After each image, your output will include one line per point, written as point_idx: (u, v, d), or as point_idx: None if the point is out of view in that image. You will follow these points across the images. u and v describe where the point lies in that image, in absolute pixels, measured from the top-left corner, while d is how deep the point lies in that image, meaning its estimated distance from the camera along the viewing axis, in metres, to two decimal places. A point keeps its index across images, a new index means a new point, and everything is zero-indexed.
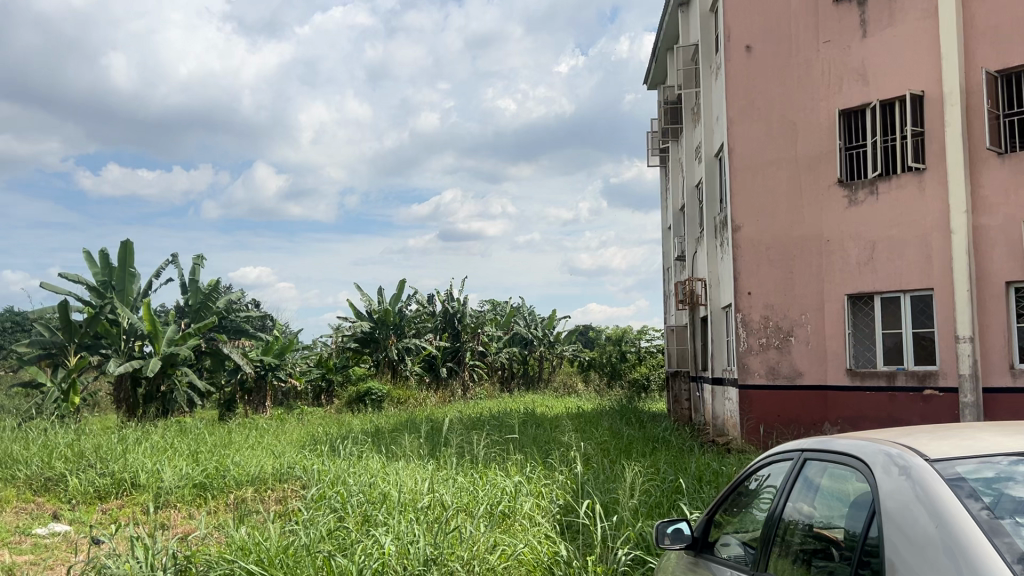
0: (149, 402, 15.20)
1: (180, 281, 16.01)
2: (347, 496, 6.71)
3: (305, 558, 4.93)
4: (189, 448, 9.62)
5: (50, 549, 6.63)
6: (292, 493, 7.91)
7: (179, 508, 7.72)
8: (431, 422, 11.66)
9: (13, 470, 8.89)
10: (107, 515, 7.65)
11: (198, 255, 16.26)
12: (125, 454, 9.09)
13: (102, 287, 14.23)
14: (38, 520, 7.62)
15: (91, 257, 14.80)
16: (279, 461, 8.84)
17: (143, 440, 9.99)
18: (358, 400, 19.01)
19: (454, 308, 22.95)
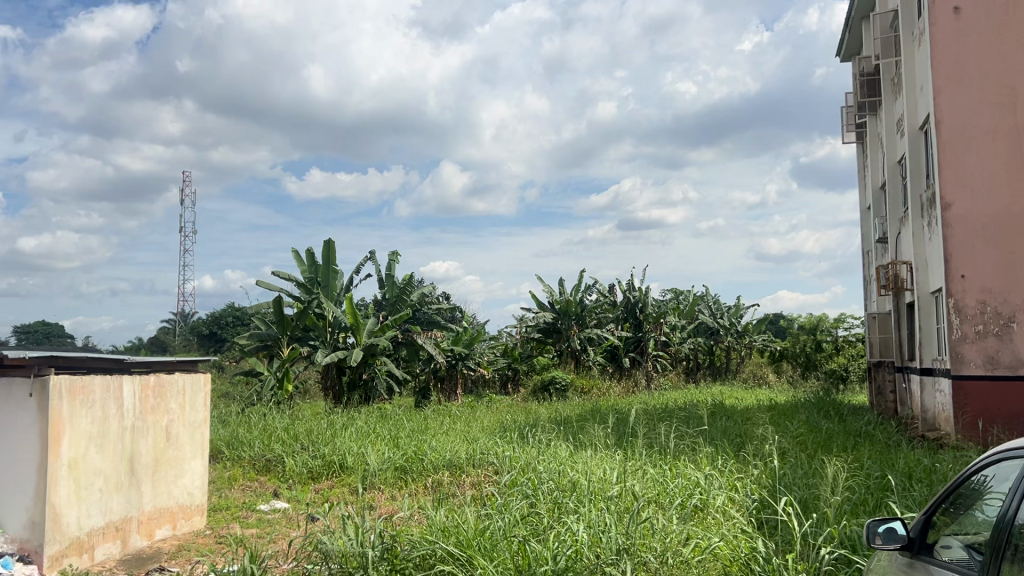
0: (353, 389, 16.21)
1: (378, 276, 16.93)
2: (538, 482, 6.83)
3: (501, 543, 5.08)
4: (389, 433, 10.19)
5: (273, 523, 7.26)
6: (485, 478, 8.18)
7: (383, 489, 8.22)
8: (618, 412, 11.63)
9: (239, 451, 9.82)
10: (320, 494, 8.28)
11: (393, 251, 17.14)
12: (333, 438, 9.77)
13: (310, 283, 15.34)
14: (261, 497, 8.38)
15: (299, 256, 15.97)
16: (472, 447, 9.14)
17: (349, 425, 10.69)
18: (544, 389, 19.31)
19: (636, 298, 22.74)
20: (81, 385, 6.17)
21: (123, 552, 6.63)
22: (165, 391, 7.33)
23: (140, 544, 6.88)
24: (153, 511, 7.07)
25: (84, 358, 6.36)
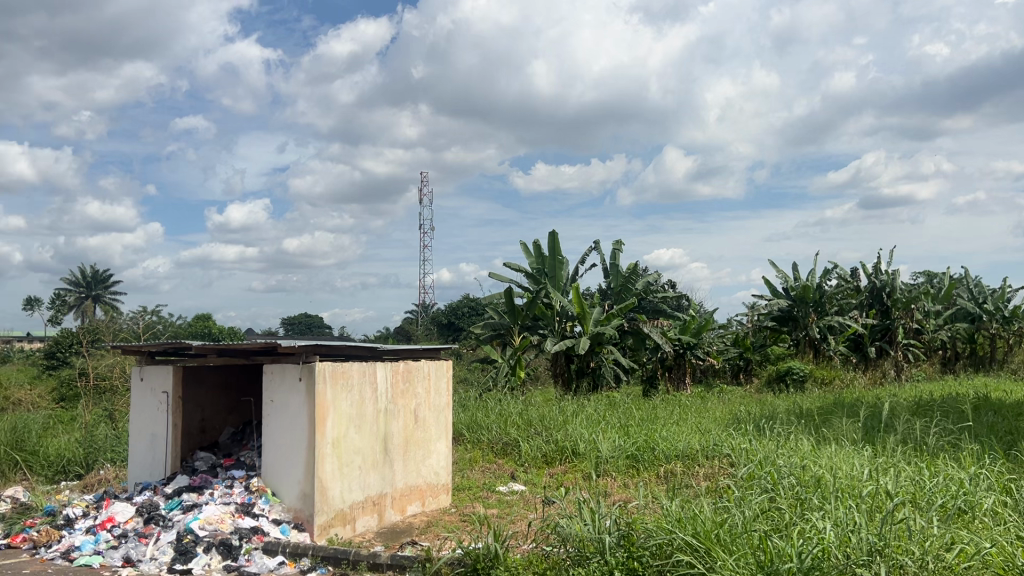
0: (582, 376, 16.47)
1: (604, 266, 17.04)
2: (777, 477, 6.56)
3: (741, 536, 4.94)
4: (619, 422, 10.24)
5: (512, 505, 7.55)
6: (721, 471, 7.99)
7: (616, 477, 8.30)
8: (865, 406, 10.86)
9: (478, 434, 10.33)
10: (555, 479, 8.52)
11: (618, 240, 17.14)
12: (566, 424, 9.97)
13: (537, 274, 15.86)
14: (500, 479, 8.76)
15: (527, 248, 16.46)
16: (706, 438, 8.95)
17: (580, 412, 10.90)
18: (780, 379, 18.52)
19: (882, 282, 21.18)
20: (342, 371, 6.78)
21: (380, 525, 7.22)
22: (413, 376, 7.85)
23: (394, 519, 7.45)
24: (404, 489, 7.61)
25: (343, 345, 6.98)
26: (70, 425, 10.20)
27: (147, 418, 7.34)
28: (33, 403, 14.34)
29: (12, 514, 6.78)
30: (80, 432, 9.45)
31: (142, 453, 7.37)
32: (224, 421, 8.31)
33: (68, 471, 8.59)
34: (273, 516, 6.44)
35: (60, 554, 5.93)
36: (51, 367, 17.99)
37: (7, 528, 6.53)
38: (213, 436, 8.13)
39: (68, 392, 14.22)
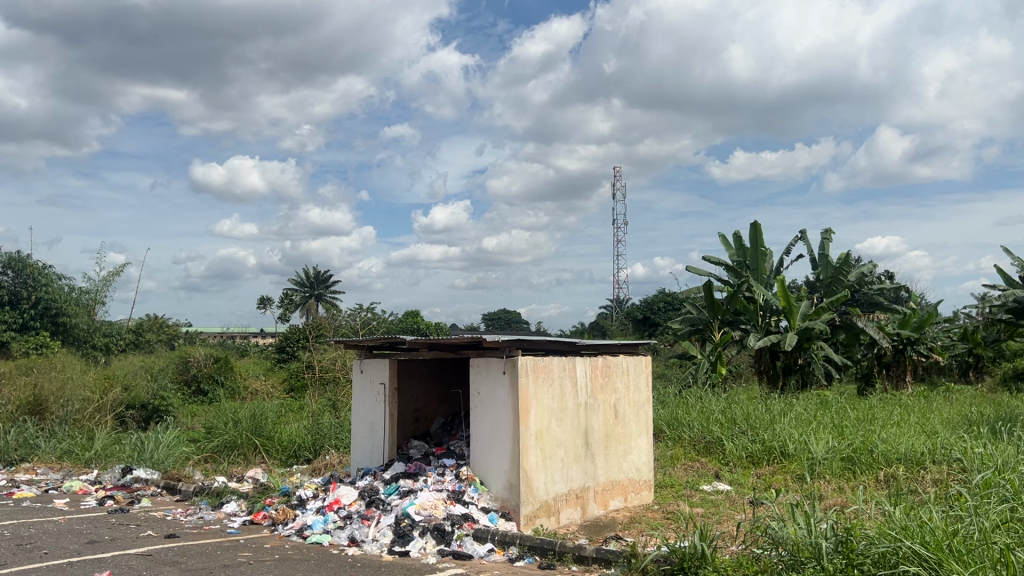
0: (789, 374, 15.76)
1: (811, 257, 16.19)
2: (1019, 485, 5.93)
3: (979, 549, 4.52)
4: (832, 422, 9.68)
5: (717, 504, 7.36)
6: (951, 477, 7.34)
7: (829, 480, 7.87)
8: None
9: (680, 431, 10.15)
10: (763, 480, 8.21)
11: (827, 229, 16.20)
12: (773, 423, 9.56)
13: (739, 267, 15.46)
14: (703, 478, 8.57)
15: (727, 240, 15.98)
16: (932, 440, 8.25)
17: (788, 411, 10.42)
18: (1018, 378, 16.79)
19: None
20: (543, 365, 6.91)
21: (583, 518, 7.30)
22: (612, 372, 7.87)
23: (597, 513, 7.49)
24: (607, 483, 7.64)
25: (543, 340, 7.13)
26: (299, 413, 11.15)
27: (366, 408, 7.86)
28: (268, 392, 15.82)
29: (254, 493, 7.50)
30: (308, 420, 10.27)
31: (362, 440, 7.89)
32: (435, 412, 8.73)
33: (298, 456, 9.39)
34: (482, 504, 6.67)
35: (295, 532, 6.48)
36: (281, 360, 19.75)
37: (250, 505, 7.23)
38: (425, 426, 8.56)
39: (297, 383, 15.55)
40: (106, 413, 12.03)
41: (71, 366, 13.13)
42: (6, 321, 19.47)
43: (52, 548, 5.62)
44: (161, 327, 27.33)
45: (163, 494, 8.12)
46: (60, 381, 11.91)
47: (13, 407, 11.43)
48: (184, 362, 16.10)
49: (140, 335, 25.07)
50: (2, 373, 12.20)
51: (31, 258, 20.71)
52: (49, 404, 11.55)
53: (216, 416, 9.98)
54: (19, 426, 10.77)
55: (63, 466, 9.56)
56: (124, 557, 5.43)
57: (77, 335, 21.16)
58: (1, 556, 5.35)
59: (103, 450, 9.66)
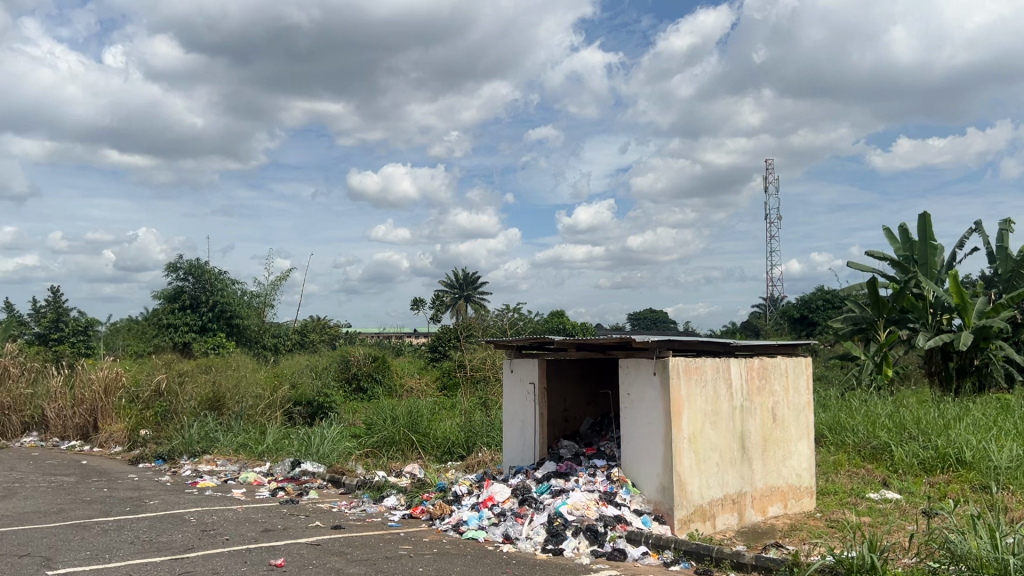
0: (964, 376, 14.67)
1: (988, 249, 14.99)
2: None
3: None
4: (1016, 429, 8.92)
5: (886, 514, 6.94)
6: None
7: (1014, 491, 7.26)
8: None
9: (842, 436, 9.66)
10: (936, 489, 7.68)
11: (1006, 219, 14.96)
12: (948, 428, 8.92)
13: (906, 262, 14.55)
14: (870, 486, 8.11)
15: (892, 233, 15.07)
16: None
17: (964, 416, 9.69)
18: None
19: None
20: (696, 366, 6.76)
21: (740, 524, 7.08)
22: (769, 373, 7.59)
23: (755, 519, 7.25)
24: (765, 489, 7.38)
25: (695, 341, 6.97)
26: (452, 411, 11.45)
27: (516, 407, 7.96)
28: (422, 390, 16.35)
29: (411, 488, 7.76)
30: (461, 417, 10.51)
31: (513, 438, 8.01)
32: (585, 412, 8.73)
33: (452, 453, 9.64)
34: (634, 507, 6.61)
35: (452, 527, 6.65)
36: (433, 359, 20.38)
37: (409, 500, 7.49)
38: (575, 426, 8.58)
39: (449, 381, 15.99)
40: (276, 409, 12.81)
41: (244, 364, 14.09)
42: (187, 323, 21.17)
43: (232, 535, 6.03)
44: (323, 327, 28.85)
45: (328, 486, 8.56)
46: (235, 379, 12.80)
47: (195, 402, 12.39)
48: (345, 361, 16.92)
49: (305, 335, 26.57)
50: (186, 372, 13.25)
51: (209, 264, 22.38)
52: (225, 399, 12.44)
53: (375, 413, 10.40)
54: (201, 420, 11.66)
55: (239, 458, 10.26)
56: (295, 545, 5.75)
57: (249, 335, 22.68)
58: (189, 540, 5.80)
59: (273, 444, 10.30)
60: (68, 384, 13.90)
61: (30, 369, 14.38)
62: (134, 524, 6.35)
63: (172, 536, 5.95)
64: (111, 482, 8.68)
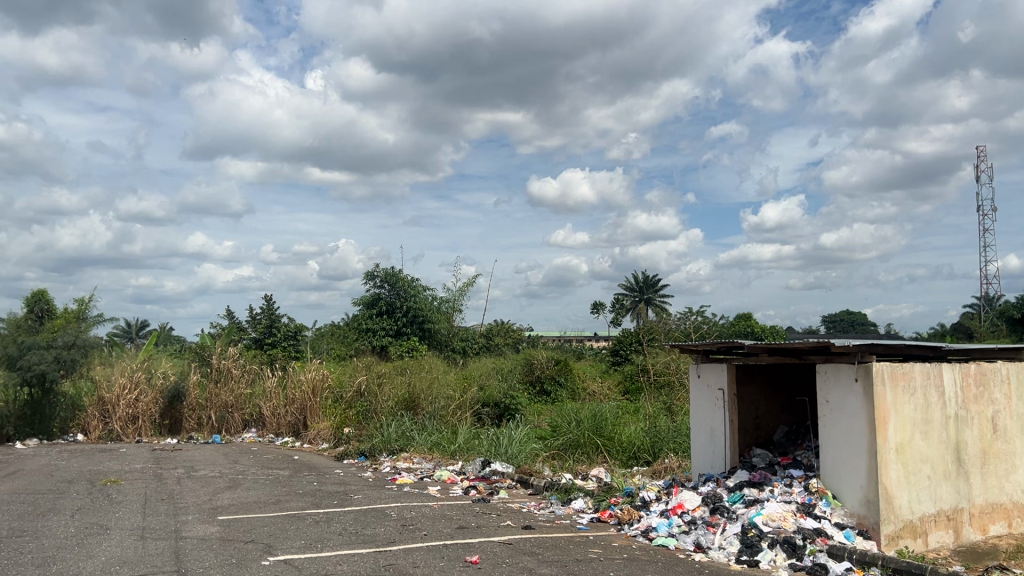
0: None
1: None
2: None
3: None
4: None
5: None
6: None
7: None
8: None
9: None
10: None
11: None
12: None
13: None
14: None
15: None
16: None
17: None
18: None
19: None
20: (903, 372, 6.31)
21: (958, 543, 6.52)
22: (988, 381, 6.95)
23: (973, 538, 6.66)
24: (984, 506, 6.76)
25: (901, 345, 6.50)
26: (636, 415, 11.36)
27: (705, 413, 7.77)
28: (605, 394, 16.33)
29: (599, 492, 7.79)
30: (647, 422, 10.39)
31: (702, 445, 7.82)
32: (778, 420, 8.39)
33: (638, 458, 9.56)
34: (835, 520, 6.23)
35: (641, 533, 6.59)
36: (616, 362, 20.34)
37: (596, 503, 7.51)
38: (768, 434, 8.26)
39: (632, 385, 15.87)
40: (465, 410, 13.24)
41: (435, 367, 14.73)
42: (384, 328, 22.40)
43: (429, 530, 6.31)
44: (507, 331, 29.53)
45: (517, 487, 8.76)
46: (428, 381, 13.42)
47: (392, 403, 13.12)
48: (529, 364, 17.26)
49: (491, 338, 27.31)
50: (383, 374, 14.04)
51: (402, 272, 23.60)
52: (420, 400, 13.06)
53: (560, 416, 10.52)
54: (397, 420, 12.31)
55: (433, 457, 10.71)
56: (489, 543, 5.93)
57: (439, 339, 23.63)
58: (391, 534, 6.13)
59: (464, 444, 10.68)
60: (281, 385, 15.12)
61: (249, 371, 15.77)
62: (341, 517, 6.80)
63: (376, 529, 6.31)
64: (319, 477, 9.36)
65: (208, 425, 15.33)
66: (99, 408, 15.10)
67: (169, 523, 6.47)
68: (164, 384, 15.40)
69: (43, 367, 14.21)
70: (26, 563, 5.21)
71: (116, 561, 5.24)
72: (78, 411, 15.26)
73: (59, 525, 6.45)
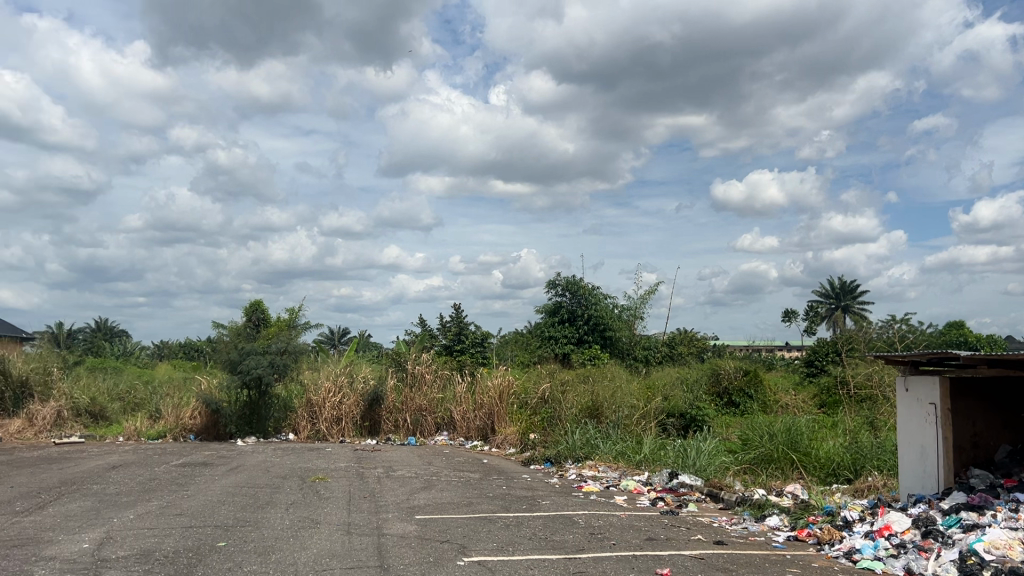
0: None
1: None
2: None
3: None
4: None
5: None
6: None
7: None
8: None
9: None
10: None
11: None
12: None
13: None
14: None
15: None
16: None
17: None
18: None
19: None
20: None
21: None
22: None
23: None
24: None
25: None
26: (835, 430, 10.72)
27: (915, 428, 7.22)
28: (799, 406, 15.55)
29: (795, 510, 7.44)
30: (847, 438, 9.77)
31: (911, 463, 7.26)
32: (999, 438, 7.63)
33: (838, 475, 8.98)
34: None
35: (843, 554, 6.20)
36: (810, 373, 19.33)
37: (793, 521, 7.17)
38: (988, 454, 7.54)
39: (829, 398, 15.00)
40: (650, 419, 13.03)
41: (619, 375, 14.66)
42: (566, 336, 22.59)
43: (618, 540, 6.27)
44: (691, 340, 28.88)
45: (707, 500, 8.53)
46: (611, 390, 13.38)
47: (577, 410, 13.22)
48: (716, 374, 16.81)
49: (674, 347, 26.84)
50: (567, 382, 14.15)
51: (584, 280, 23.72)
52: (604, 409, 13.06)
53: (751, 429, 10.13)
54: (582, 428, 12.37)
55: (619, 466, 10.65)
56: (679, 557, 5.80)
57: (621, 348, 23.48)
58: (580, 541, 6.15)
59: (650, 454, 10.55)
60: (470, 390, 15.61)
61: (441, 376, 16.40)
62: (531, 522, 6.90)
63: (565, 536, 6.36)
64: (508, 481, 9.57)
65: (405, 428, 16.02)
66: (308, 409, 16.30)
67: (372, 520, 6.85)
68: (364, 388, 16.38)
69: (260, 371, 15.53)
70: (249, 551, 5.68)
71: (325, 553, 5.60)
72: (289, 411, 16.55)
73: (276, 517, 7.00)
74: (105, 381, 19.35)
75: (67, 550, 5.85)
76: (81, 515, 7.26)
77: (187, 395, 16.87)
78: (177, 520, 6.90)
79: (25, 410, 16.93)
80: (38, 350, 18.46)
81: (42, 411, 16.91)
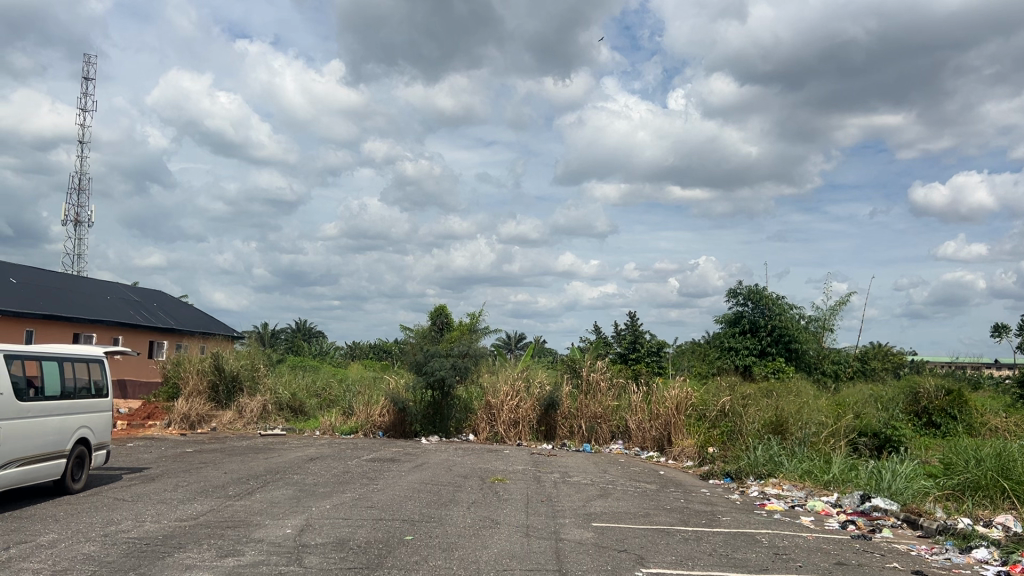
0: None
1: None
2: None
3: None
4: None
5: None
6: None
7: None
8: None
9: None
10: None
11: None
12: None
13: None
14: None
15: None
16: None
17: None
18: None
19: None
20: None
21: None
22: None
23: None
24: None
25: None
26: None
27: None
28: (1011, 430, 14.13)
29: (1007, 543, 6.79)
30: None
31: None
32: None
33: None
34: None
35: None
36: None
37: (1005, 556, 6.55)
38: None
39: None
40: (840, 438, 12.36)
41: (805, 390, 13.95)
42: (747, 347, 21.84)
43: (805, 562, 6.00)
44: (886, 355, 27.07)
45: (904, 527, 7.97)
46: (798, 405, 12.80)
47: (759, 425, 12.75)
48: (914, 393, 15.72)
49: (866, 363, 25.26)
50: (749, 395, 13.65)
51: (767, 290, 22.83)
52: (789, 425, 12.51)
53: (955, 453, 9.33)
54: (765, 444, 11.93)
55: (805, 485, 10.16)
56: None
57: (808, 361, 22.32)
58: (763, 561, 5.93)
59: (839, 474, 10.02)
60: (646, 400, 15.46)
61: (616, 385, 16.33)
62: (710, 538, 6.73)
63: (747, 554, 6.16)
64: (687, 494, 9.38)
65: (579, 434, 16.08)
66: (487, 411, 16.76)
67: (549, 524, 6.94)
68: (540, 393, 16.62)
69: (443, 372, 16.14)
70: (434, 546, 5.93)
71: (505, 553, 5.75)
72: (470, 413, 17.07)
73: (459, 515, 7.26)
74: (304, 378, 20.77)
75: (273, 534, 6.36)
76: (284, 502, 7.85)
77: (377, 393, 17.82)
78: (367, 513, 7.30)
79: (236, 403, 18.58)
80: (248, 348, 20.20)
81: (249, 403, 18.50)
